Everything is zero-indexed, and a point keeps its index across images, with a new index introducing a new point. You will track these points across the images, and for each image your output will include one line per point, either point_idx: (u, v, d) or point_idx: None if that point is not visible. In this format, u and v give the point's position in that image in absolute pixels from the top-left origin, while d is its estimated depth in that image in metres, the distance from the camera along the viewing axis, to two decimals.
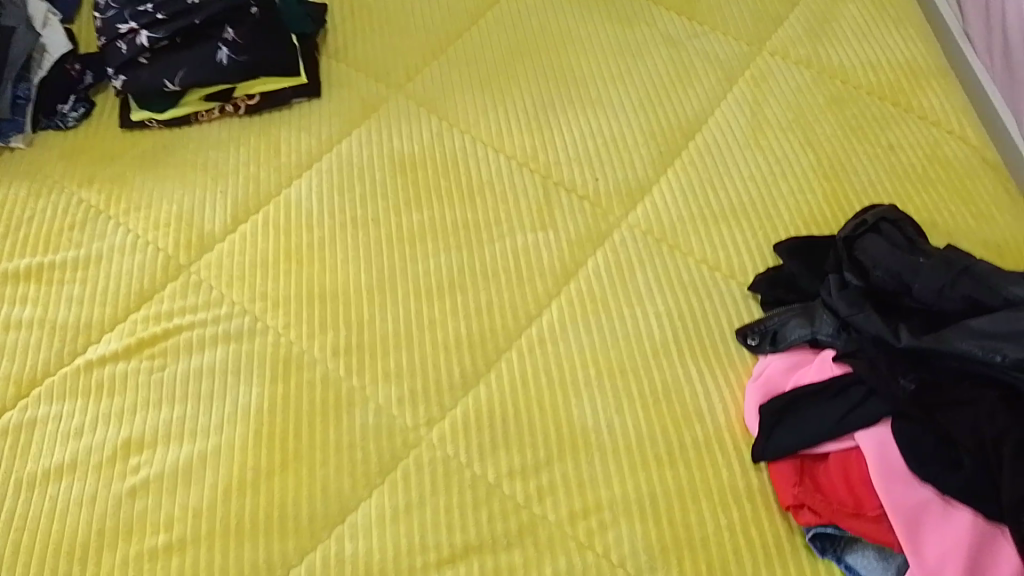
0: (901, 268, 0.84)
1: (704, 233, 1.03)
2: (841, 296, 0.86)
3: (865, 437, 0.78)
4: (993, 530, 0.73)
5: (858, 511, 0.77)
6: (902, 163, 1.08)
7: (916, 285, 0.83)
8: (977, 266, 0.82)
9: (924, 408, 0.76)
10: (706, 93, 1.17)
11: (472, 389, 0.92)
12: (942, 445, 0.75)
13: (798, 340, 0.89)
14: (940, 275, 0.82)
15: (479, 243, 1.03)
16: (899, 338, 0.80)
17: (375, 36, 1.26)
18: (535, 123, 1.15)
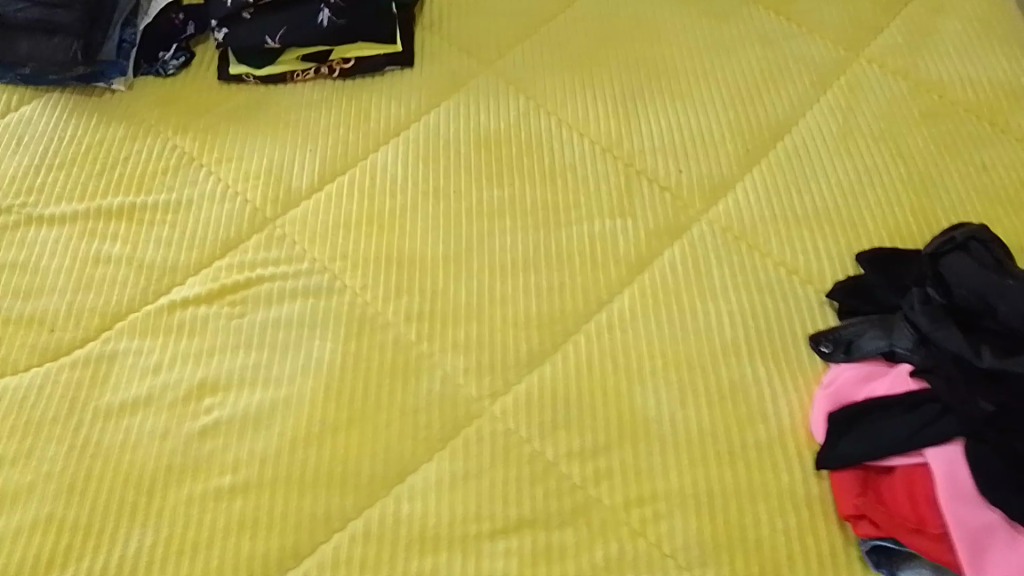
0: (986, 287, 0.83)
1: (783, 237, 1.02)
2: (922, 311, 0.84)
3: (935, 454, 0.77)
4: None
5: (920, 528, 0.77)
6: (993, 184, 1.05)
7: (1001, 306, 0.81)
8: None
9: (997, 435, 0.75)
10: (797, 96, 1.16)
11: (537, 367, 0.93)
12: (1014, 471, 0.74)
13: (874, 352, 0.88)
14: None
15: (556, 224, 1.04)
16: (980, 358, 0.78)
17: (469, 11, 1.27)
18: (620, 111, 1.15)
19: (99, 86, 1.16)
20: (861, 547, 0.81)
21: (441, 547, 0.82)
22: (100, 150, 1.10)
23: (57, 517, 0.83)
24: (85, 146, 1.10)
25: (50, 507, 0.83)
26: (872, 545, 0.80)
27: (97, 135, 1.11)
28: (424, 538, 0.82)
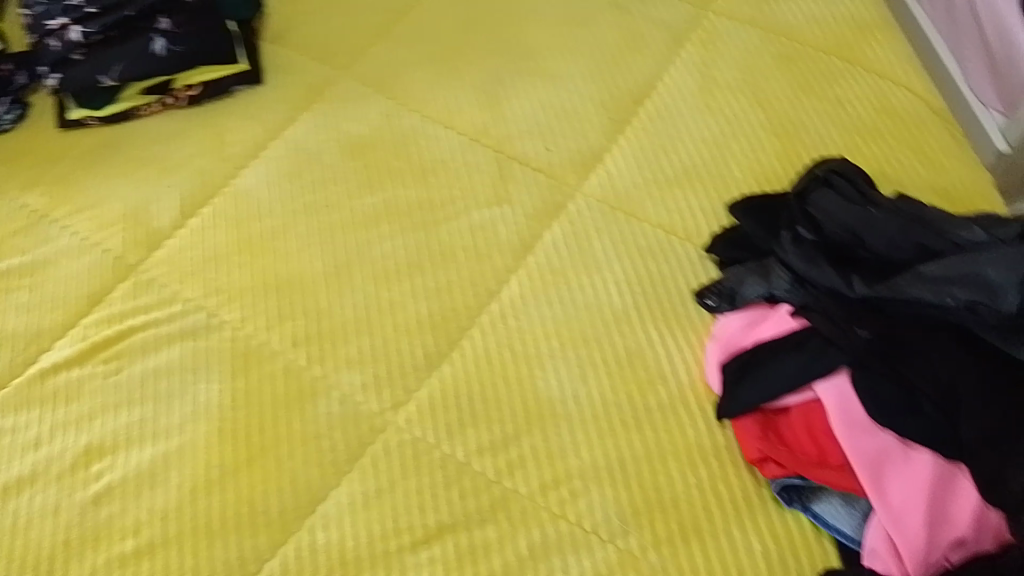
0: (853, 219, 0.84)
1: (657, 199, 1.03)
2: (794, 251, 0.86)
3: (823, 387, 0.79)
4: (950, 471, 0.75)
5: (822, 461, 0.79)
6: (852, 117, 1.06)
7: (869, 237, 0.83)
8: (926, 213, 0.82)
9: (878, 358, 0.77)
10: (655, 59, 1.14)
11: (437, 369, 0.91)
12: (897, 389, 0.76)
13: (755, 298, 0.89)
14: (891, 224, 0.82)
15: (434, 222, 1.01)
16: (853, 288, 0.80)
17: (314, 17, 1.22)
18: (485, 99, 1.11)
19: None
20: (772, 488, 0.82)
21: (364, 570, 0.80)
22: None
23: None
24: None
25: None
26: (782, 484, 0.81)
27: None
28: (345, 563, 0.80)
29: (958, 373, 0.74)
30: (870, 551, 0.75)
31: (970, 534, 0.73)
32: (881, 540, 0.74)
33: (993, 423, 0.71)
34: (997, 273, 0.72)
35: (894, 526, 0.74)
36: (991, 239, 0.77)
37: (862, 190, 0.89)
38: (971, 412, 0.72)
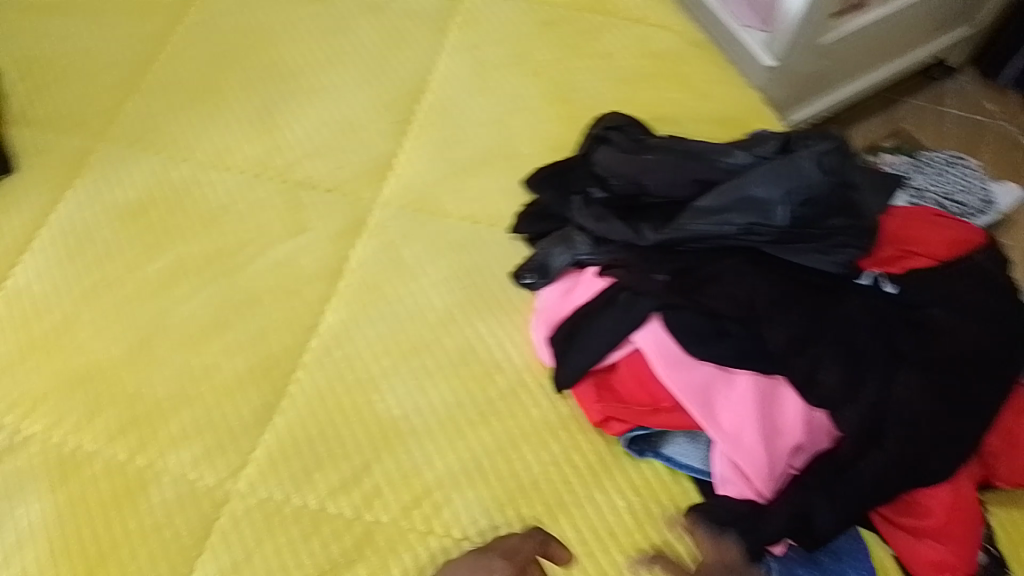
0: (632, 169, 0.87)
1: (456, 190, 1.00)
2: (586, 213, 0.88)
3: (641, 337, 0.80)
4: (772, 385, 0.76)
5: (657, 407, 0.82)
6: (621, 68, 1.08)
7: (648, 180, 0.86)
8: (694, 148, 0.87)
9: (682, 296, 0.79)
10: (423, 51, 1.11)
11: (270, 423, 0.87)
12: (704, 317, 0.78)
13: (564, 267, 0.90)
14: (666, 167, 0.85)
15: (232, 271, 0.95)
16: (643, 237, 0.83)
17: (51, 83, 1.11)
18: (260, 128, 1.05)
19: None
20: (623, 444, 0.84)
21: None
22: None
23: None
24: None
25: None
26: (630, 437, 0.83)
27: None
28: None
29: (754, 289, 0.78)
30: (723, 481, 0.77)
31: (805, 438, 0.76)
32: (729, 468, 0.77)
33: (794, 326, 0.76)
34: (764, 192, 0.80)
35: (735, 452, 0.76)
36: (753, 160, 0.84)
37: (637, 138, 0.92)
38: (774, 320, 0.76)
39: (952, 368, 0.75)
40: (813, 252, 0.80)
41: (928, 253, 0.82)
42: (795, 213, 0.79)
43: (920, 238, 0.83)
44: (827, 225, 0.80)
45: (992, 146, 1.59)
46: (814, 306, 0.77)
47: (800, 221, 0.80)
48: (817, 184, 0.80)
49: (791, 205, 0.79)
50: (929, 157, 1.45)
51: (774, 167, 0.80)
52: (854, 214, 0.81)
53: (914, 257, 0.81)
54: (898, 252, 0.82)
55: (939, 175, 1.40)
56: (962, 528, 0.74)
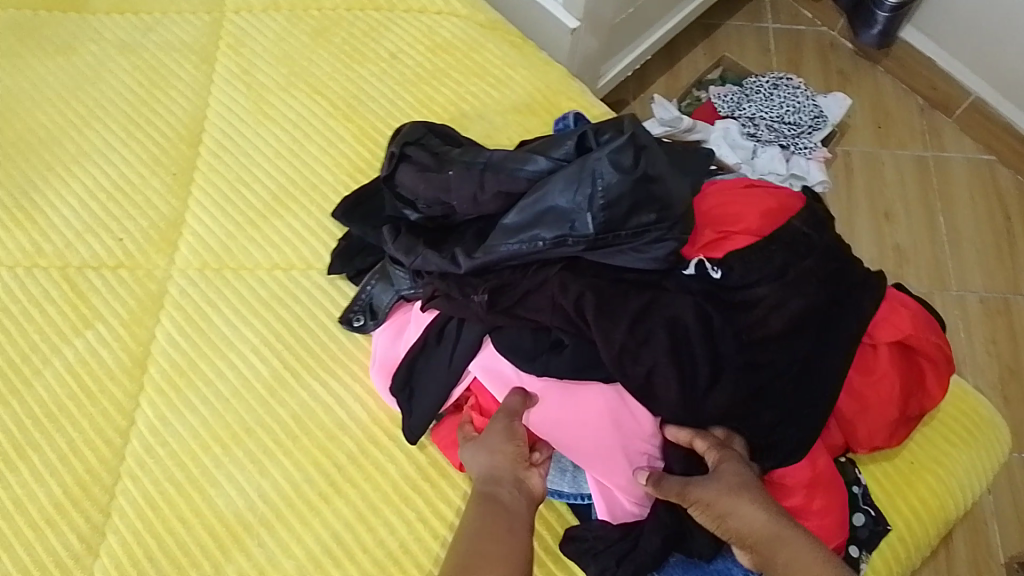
0: (435, 191, 0.80)
1: (258, 239, 0.92)
2: (396, 247, 0.80)
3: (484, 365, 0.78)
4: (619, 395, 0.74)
5: None
6: (408, 68, 1.00)
7: (454, 202, 0.80)
8: (494, 159, 0.80)
9: (510, 319, 0.75)
10: (190, 88, 1.01)
11: (98, 546, 0.77)
12: (538, 333, 0.75)
13: (391, 305, 0.84)
14: (467, 183, 0.79)
15: (20, 384, 0.85)
16: (458, 265, 0.76)
17: None
18: (19, 214, 0.94)
19: None
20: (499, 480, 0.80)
21: None
22: None
23: None
24: None
25: None
26: None
27: None
28: None
29: (580, 295, 0.72)
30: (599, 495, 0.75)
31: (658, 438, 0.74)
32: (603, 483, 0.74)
33: (625, 334, 0.70)
34: (566, 201, 0.74)
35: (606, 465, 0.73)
36: (553, 164, 0.78)
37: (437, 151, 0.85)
38: (604, 330, 0.71)
39: (788, 343, 0.73)
40: (628, 255, 0.74)
41: (744, 230, 0.78)
42: (601, 217, 0.73)
43: (735, 214, 0.79)
44: (636, 224, 0.74)
45: (812, 52, 1.57)
46: (639, 305, 0.72)
47: (609, 224, 0.73)
48: (617, 184, 0.73)
49: (595, 208, 0.73)
50: (754, 82, 1.41)
51: (569, 173, 0.75)
52: (664, 207, 0.74)
53: (731, 237, 0.77)
54: (714, 233, 0.78)
55: (767, 100, 1.37)
56: (823, 499, 0.74)
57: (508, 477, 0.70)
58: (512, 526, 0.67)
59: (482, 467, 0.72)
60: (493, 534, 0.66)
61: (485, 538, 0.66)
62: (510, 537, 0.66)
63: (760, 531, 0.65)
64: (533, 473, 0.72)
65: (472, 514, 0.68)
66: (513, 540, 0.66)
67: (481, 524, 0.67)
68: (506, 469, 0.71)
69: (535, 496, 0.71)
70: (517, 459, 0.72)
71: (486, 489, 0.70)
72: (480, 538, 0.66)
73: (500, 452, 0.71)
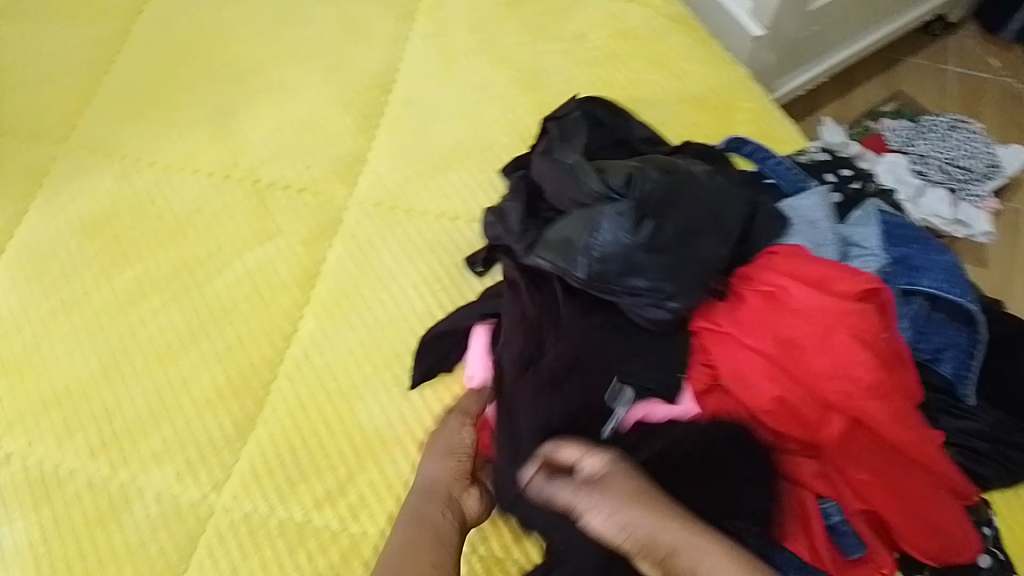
0: (534, 173, 0.85)
1: (431, 187, 0.97)
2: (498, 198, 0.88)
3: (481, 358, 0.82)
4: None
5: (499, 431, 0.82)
6: (594, 48, 1.04)
7: (545, 187, 0.82)
8: (580, 159, 0.81)
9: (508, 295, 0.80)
10: (387, 39, 1.07)
11: (250, 435, 0.85)
12: (532, 326, 0.77)
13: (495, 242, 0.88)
14: (553, 175, 0.82)
15: (204, 280, 0.93)
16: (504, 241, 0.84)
17: (6, 91, 1.07)
18: (222, 130, 1.02)
19: None
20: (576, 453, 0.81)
21: None
22: None
23: None
24: None
25: None
26: None
27: None
28: None
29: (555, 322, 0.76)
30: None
31: None
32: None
33: (643, 367, 0.73)
34: (579, 237, 0.75)
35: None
36: (602, 189, 0.76)
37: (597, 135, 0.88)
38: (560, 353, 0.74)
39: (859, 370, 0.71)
40: (625, 309, 0.75)
41: (747, 344, 0.72)
42: (594, 269, 0.74)
43: (747, 311, 0.74)
44: (629, 284, 0.74)
45: (993, 103, 1.52)
46: (622, 352, 0.74)
47: (602, 275, 0.74)
48: (617, 245, 0.74)
49: (589, 259, 0.74)
50: (931, 121, 1.38)
51: (587, 212, 0.76)
52: (664, 275, 0.74)
53: (727, 345, 0.73)
54: (716, 329, 0.74)
55: (942, 140, 1.34)
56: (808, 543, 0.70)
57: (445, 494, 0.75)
58: (438, 552, 0.72)
59: (424, 479, 0.76)
60: (421, 556, 0.71)
61: (412, 560, 0.70)
62: (435, 565, 0.70)
63: (688, 548, 0.65)
64: (470, 494, 0.76)
65: (401, 530, 0.73)
66: (435, 565, 0.70)
67: (411, 544, 0.72)
68: (445, 484, 0.75)
69: (467, 518, 0.75)
70: (459, 477, 0.76)
71: (420, 502, 0.75)
72: (409, 560, 0.71)
73: (442, 465, 0.76)
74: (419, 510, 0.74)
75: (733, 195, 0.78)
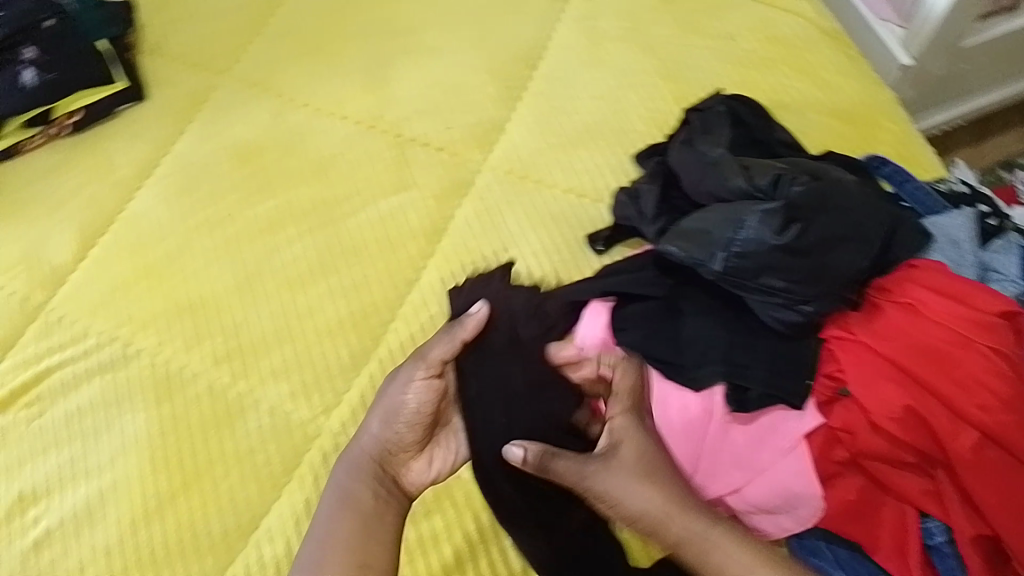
0: (674, 162, 0.87)
1: (563, 162, 1.00)
2: (636, 182, 0.91)
3: (469, 324, 0.76)
4: (710, 392, 0.76)
5: None
6: (742, 51, 1.05)
7: (682, 176, 0.86)
8: (721, 156, 0.83)
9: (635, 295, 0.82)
10: (540, 17, 1.11)
11: (363, 368, 0.89)
12: (664, 309, 0.80)
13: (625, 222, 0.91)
14: (694, 170, 0.84)
15: (338, 218, 0.98)
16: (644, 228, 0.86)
17: (182, 23, 1.16)
18: (373, 82, 1.08)
19: None
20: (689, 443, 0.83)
21: None
22: None
23: None
24: None
25: None
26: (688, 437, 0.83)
27: None
28: None
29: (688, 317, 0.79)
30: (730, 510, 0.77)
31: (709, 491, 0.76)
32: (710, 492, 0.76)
33: (766, 371, 0.74)
34: (715, 232, 0.76)
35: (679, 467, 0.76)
36: (746, 186, 0.79)
37: (740, 131, 0.89)
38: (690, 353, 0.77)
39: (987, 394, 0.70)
40: (754, 308, 0.76)
41: (883, 354, 0.72)
42: (731, 263, 0.75)
43: (886, 325, 0.74)
44: (764, 283, 0.75)
45: None
46: (745, 356, 0.76)
47: (738, 271, 0.75)
48: (757, 242, 0.74)
49: (728, 254, 0.75)
50: None
51: (728, 209, 0.77)
52: (801, 279, 0.74)
53: (861, 354, 0.73)
54: (851, 337, 0.74)
55: None
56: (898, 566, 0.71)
57: (379, 474, 0.74)
58: (381, 541, 0.71)
59: (362, 443, 0.75)
60: (366, 546, 0.70)
61: (348, 553, 0.69)
62: (366, 563, 0.69)
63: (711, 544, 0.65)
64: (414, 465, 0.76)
65: (341, 517, 0.71)
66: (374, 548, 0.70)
67: (348, 534, 0.71)
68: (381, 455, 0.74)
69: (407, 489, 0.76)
70: (405, 446, 0.75)
71: (348, 474, 0.74)
72: (341, 551, 0.70)
73: (385, 431, 0.75)
74: (347, 488, 0.73)
75: (881, 207, 0.77)
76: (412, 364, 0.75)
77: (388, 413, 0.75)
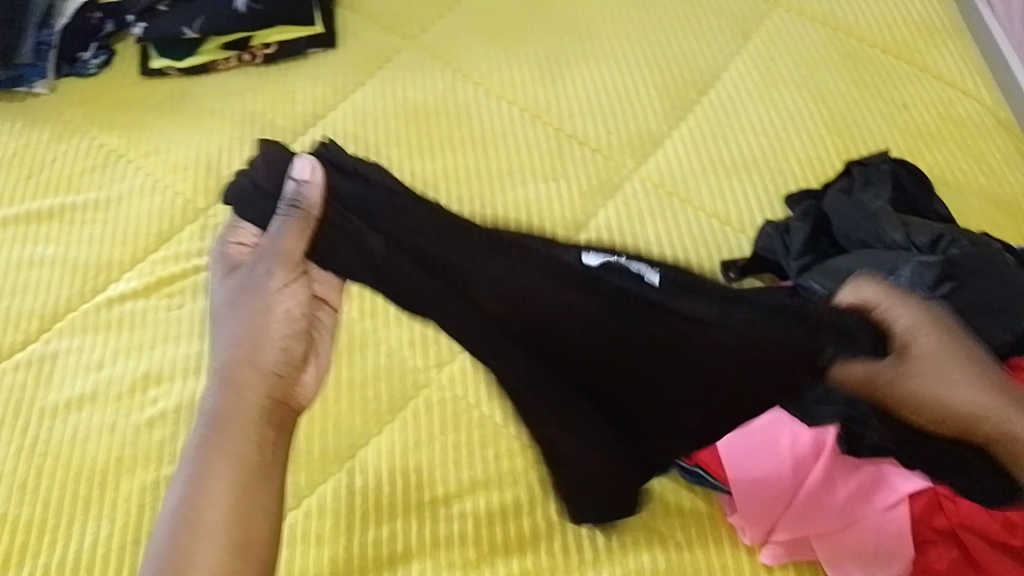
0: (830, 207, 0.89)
1: (714, 188, 1.01)
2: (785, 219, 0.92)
3: (311, 195, 0.62)
4: (822, 430, 0.81)
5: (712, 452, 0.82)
6: (913, 121, 1.05)
7: (835, 220, 0.88)
8: (883, 211, 0.86)
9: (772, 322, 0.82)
10: (719, 49, 1.14)
11: None
12: None
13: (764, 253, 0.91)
14: (851, 218, 0.87)
15: (488, 192, 1.03)
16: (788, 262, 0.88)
17: None
18: (546, 76, 1.12)
19: (20, 90, 1.16)
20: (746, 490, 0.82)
21: (395, 516, 0.83)
22: (20, 152, 1.10)
23: (22, 521, 0.84)
24: (6, 150, 1.11)
25: (26, 506, 0.85)
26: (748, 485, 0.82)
27: (21, 139, 1.12)
28: (379, 508, 0.83)
29: None
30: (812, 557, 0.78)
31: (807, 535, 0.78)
32: (799, 530, 0.78)
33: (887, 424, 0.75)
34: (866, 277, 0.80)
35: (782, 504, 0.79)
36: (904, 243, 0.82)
37: (901, 191, 0.91)
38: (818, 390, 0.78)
39: None
40: None
41: None
42: None
43: None
44: None
45: None
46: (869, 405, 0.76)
47: None
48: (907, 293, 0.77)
49: None
50: None
51: (883, 259, 0.80)
52: None
53: None
54: None
55: None
56: None
57: (266, 424, 0.64)
58: (263, 497, 0.62)
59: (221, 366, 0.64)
60: (252, 505, 0.61)
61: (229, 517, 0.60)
62: (249, 525, 0.61)
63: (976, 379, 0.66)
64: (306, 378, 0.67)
65: (214, 482, 0.61)
66: (267, 480, 0.63)
67: (230, 496, 0.61)
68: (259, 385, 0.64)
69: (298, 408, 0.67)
70: (277, 371, 0.64)
71: (218, 410, 0.63)
72: (226, 493, 0.61)
73: (259, 352, 0.64)
74: (215, 447, 0.62)
75: None
76: (264, 266, 0.64)
77: (241, 350, 0.64)
